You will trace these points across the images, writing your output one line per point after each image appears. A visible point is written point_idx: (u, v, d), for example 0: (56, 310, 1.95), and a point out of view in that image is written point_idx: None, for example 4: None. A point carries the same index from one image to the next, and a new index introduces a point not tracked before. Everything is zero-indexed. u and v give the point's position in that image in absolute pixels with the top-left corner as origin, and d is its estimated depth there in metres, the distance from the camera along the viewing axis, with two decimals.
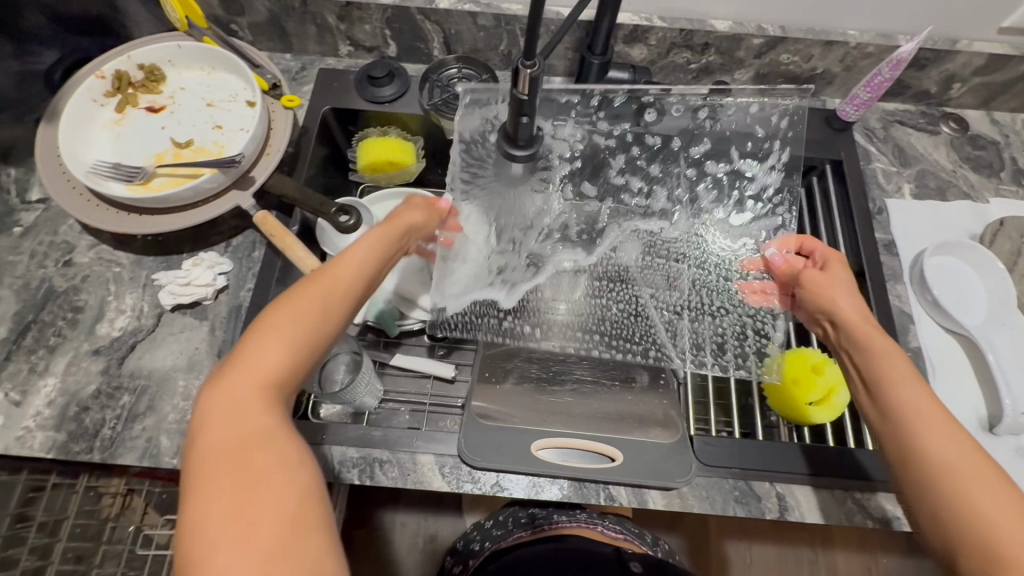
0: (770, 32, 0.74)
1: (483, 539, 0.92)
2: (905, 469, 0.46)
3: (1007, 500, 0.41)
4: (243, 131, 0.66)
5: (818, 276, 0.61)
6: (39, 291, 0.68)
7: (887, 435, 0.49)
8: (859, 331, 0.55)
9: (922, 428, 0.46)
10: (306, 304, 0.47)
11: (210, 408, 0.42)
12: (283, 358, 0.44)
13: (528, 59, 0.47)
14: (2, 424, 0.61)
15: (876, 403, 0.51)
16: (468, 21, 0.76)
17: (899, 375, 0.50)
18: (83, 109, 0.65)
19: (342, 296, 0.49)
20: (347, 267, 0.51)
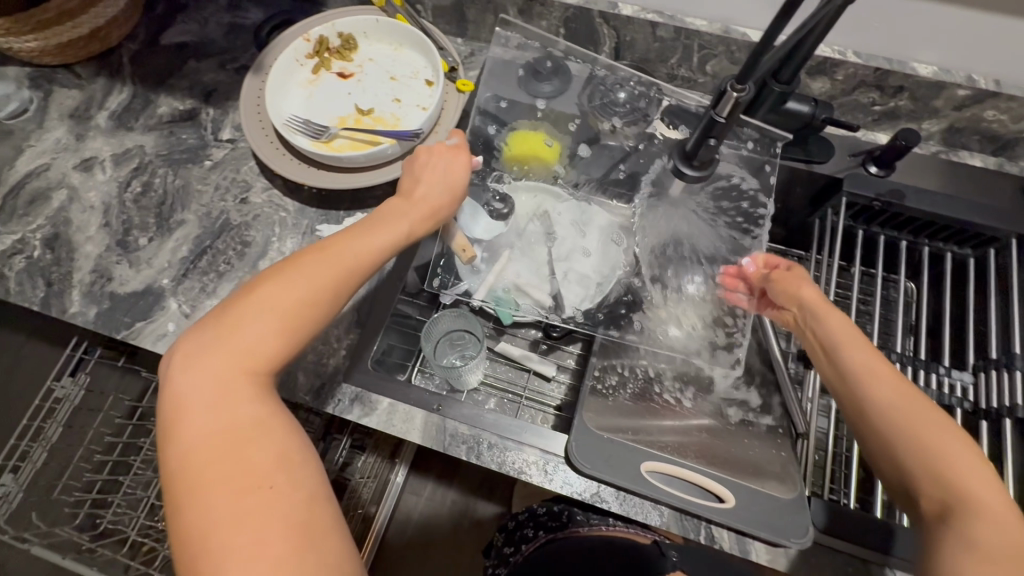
0: (981, 84, 0.67)
1: (536, 526, 0.80)
2: (865, 425, 0.53)
3: (951, 439, 0.49)
4: (419, 108, 0.71)
5: (785, 272, 0.64)
6: (217, 221, 0.76)
7: (845, 400, 0.55)
8: (823, 314, 0.59)
9: (875, 387, 0.53)
10: (303, 285, 0.50)
11: (194, 401, 0.46)
12: (272, 346, 0.48)
13: (740, 83, 0.47)
14: (173, 331, 0.70)
15: (835, 367, 0.56)
16: (647, 31, 0.75)
17: (849, 336, 0.56)
18: (287, 66, 0.71)
19: (341, 274, 0.52)
20: (363, 246, 0.54)
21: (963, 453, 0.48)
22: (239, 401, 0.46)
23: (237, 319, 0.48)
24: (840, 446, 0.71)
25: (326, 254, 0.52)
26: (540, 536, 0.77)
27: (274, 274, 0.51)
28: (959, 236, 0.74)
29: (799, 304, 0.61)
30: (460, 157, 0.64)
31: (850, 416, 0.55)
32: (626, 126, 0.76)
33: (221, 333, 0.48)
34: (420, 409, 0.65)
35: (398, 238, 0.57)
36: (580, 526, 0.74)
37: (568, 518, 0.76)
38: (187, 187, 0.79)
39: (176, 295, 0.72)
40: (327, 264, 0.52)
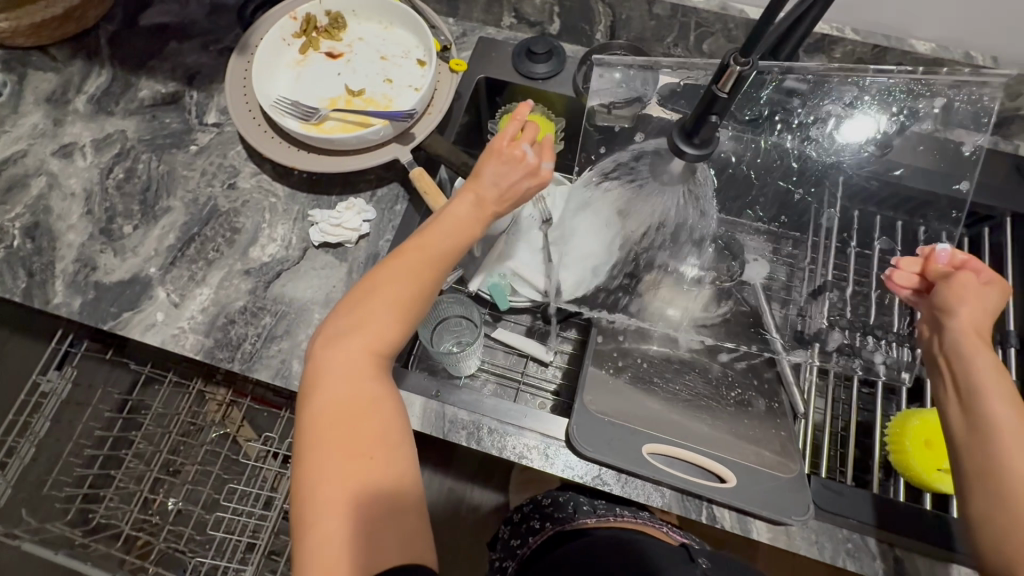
0: (978, 61, 0.67)
1: (542, 518, 0.76)
2: (978, 486, 0.50)
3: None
4: (412, 88, 0.69)
5: (973, 285, 0.55)
6: (205, 208, 0.74)
7: (973, 456, 0.51)
8: (971, 349, 0.54)
9: (1014, 453, 0.49)
10: (416, 280, 0.50)
11: (322, 370, 0.48)
12: (390, 334, 0.49)
13: (743, 56, 0.45)
14: (161, 320, 0.68)
15: (966, 413, 0.52)
16: (643, 8, 0.74)
17: (997, 386, 0.51)
18: (274, 45, 0.69)
19: (440, 268, 0.51)
20: (458, 235, 0.53)
21: None
22: (365, 377, 0.48)
23: (374, 298, 0.49)
24: (837, 426, 0.71)
25: (426, 245, 0.51)
26: (547, 529, 0.74)
27: (391, 262, 0.51)
28: None
29: (948, 326, 0.55)
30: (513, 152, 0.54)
31: (964, 467, 0.52)
32: (622, 107, 0.72)
33: (358, 309, 0.49)
34: (419, 395, 0.64)
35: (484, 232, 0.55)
36: (589, 518, 0.71)
37: (575, 509, 0.73)
38: (172, 173, 0.76)
39: (164, 285, 0.70)
40: (433, 255, 0.51)
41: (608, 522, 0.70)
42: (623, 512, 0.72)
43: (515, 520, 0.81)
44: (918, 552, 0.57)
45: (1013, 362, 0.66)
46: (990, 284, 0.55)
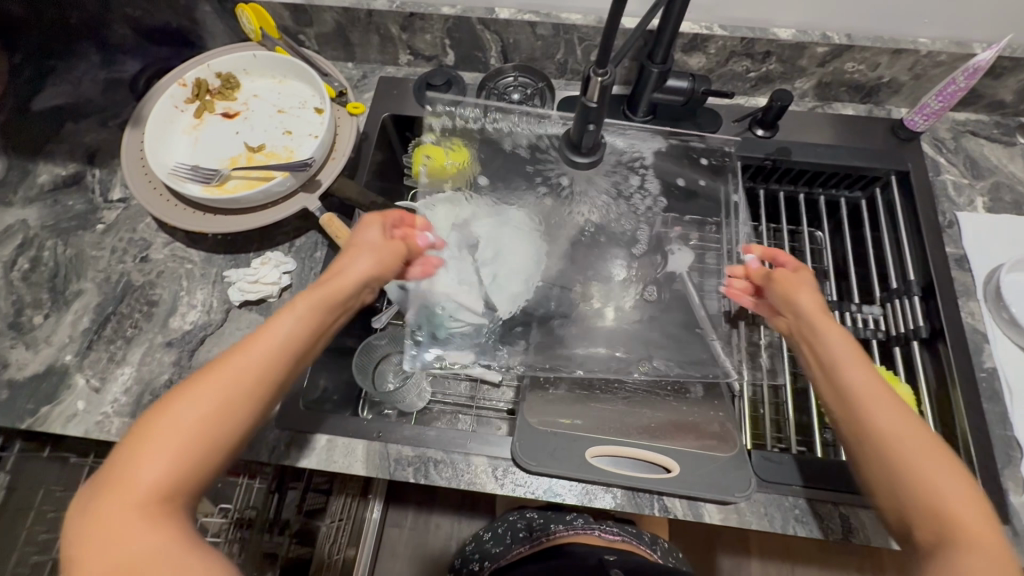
0: (835, 40, 0.72)
1: (481, 557, 0.89)
2: (867, 459, 0.48)
3: (954, 476, 0.43)
4: (311, 136, 0.70)
5: (788, 274, 0.61)
6: (119, 285, 0.72)
7: (850, 430, 0.50)
8: (820, 329, 0.55)
9: (872, 409, 0.48)
10: (211, 403, 0.42)
11: (85, 546, 0.37)
12: (159, 481, 0.39)
13: (600, 68, 0.48)
14: (83, 409, 0.65)
15: (833, 387, 0.52)
16: (528, 31, 0.77)
17: (851, 354, 0.52)
18: (166, 113, 0.69)
19: (257, 387, 0.44)
20: (265, 338, 0.47)
21: (949, 480, 0.43)
22: (140, 528, 0.37)
23: (149, 429, 0.40)
24: (779, 396, 0.74)
25: (217, 366, 0.44)
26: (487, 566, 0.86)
27: (172, 393, 0.42)
28: (847, 181, 0.79)
29: (795, 314, 0.58)
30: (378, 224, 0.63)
31: (850, 443, 0.50)
32: (525, 127, 0.79)
33: (119, 456, 0.40)
34: (360, 439, 0.63)
35: (309, 334, 0.50)
36: (521, 546, 0.84)
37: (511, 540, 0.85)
38: (81, 255, 0.74)
39: (82, 371, 0.67)
40: (233, 373, 0.44)
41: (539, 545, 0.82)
42: (560, 528, 0.83)
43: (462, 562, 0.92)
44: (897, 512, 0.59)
45: (921, 308, 0.70)
46: (799, 269, 0.62)
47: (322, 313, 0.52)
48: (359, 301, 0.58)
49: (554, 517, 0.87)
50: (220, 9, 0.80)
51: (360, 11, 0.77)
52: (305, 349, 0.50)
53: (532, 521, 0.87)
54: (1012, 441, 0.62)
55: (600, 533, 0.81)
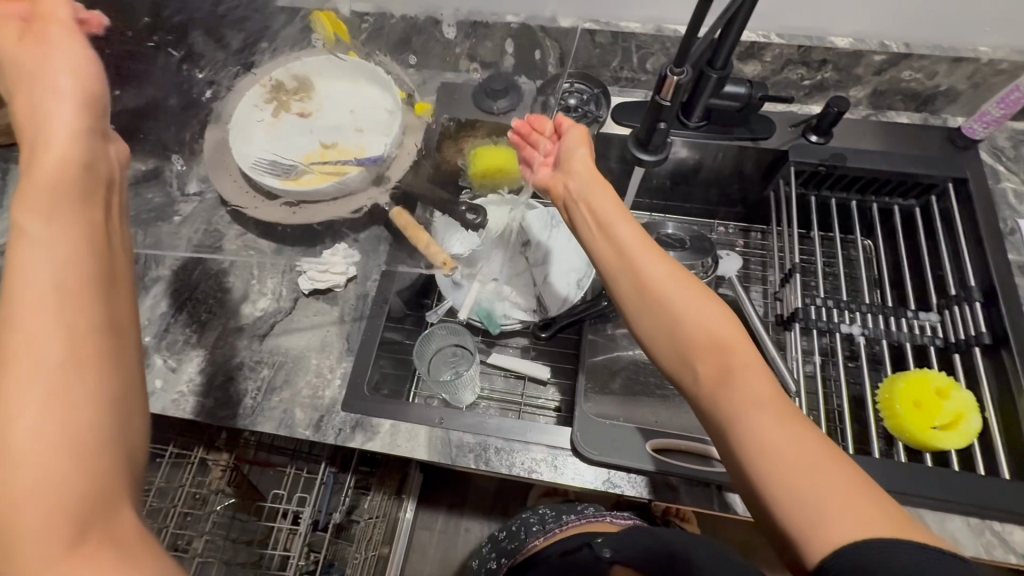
0: (893, 49, 0.74)
1: (498, 555, 0.88)
2: (652, 316, 0.50)
3: (716, 312, 0.48)
4: (381, 133, 0.72)
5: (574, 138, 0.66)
6: (194, 272, 0.76)
7: (634, 293, 0.51)
8: (600, 190, 0.59)
9: (646, 266, 0.52)
10: (41, 392, 0.35)
11: None
12: (52, 492, 0.33)
13: (678, 66, 0.51)
14: (160, 387, 0.68)
15: (613, 248, 0.55)
16: (587, 39, 0.80)
17: (619, 213, 0.56)
18: (248, 113, 0.73)
19: (73, 343, 0.37)
20: (20, 294, 0.38)
21: (711, 311, 0.48)
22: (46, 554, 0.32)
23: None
24: (832, 402, 0.73)
25: (2, 373, 0.35)
26: (504, 563, 0.85)
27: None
28: (901, 189, 0.79)
29: (574, 176, 0.62)
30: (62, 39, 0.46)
31: (634, 311, 0.51)
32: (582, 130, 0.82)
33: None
34: (423, 425, 0.65)
35: (79, 251, 0.41)
36: (535, 538, 0.84)
37: (525, 534, 0.85)
38: None
39: (160, 351, 0.71)
40: (28, 356, 0.36)
41: (553, 536, 0.83)
42: (572, 518, 0.84)
43: (481, 561, 0.91)
44: (958, 514, 0.59)
45: (983, 315, 0.69)
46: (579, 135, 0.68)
47: (84, 224, 0.42)
48: (105, 161, 0.46)
49: (565, 509, 0.88)
50: None
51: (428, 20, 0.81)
52: (96, 272, 0.41)
53: (544, 514, 0.87)
54: None
55: (614, 519, 0.82)
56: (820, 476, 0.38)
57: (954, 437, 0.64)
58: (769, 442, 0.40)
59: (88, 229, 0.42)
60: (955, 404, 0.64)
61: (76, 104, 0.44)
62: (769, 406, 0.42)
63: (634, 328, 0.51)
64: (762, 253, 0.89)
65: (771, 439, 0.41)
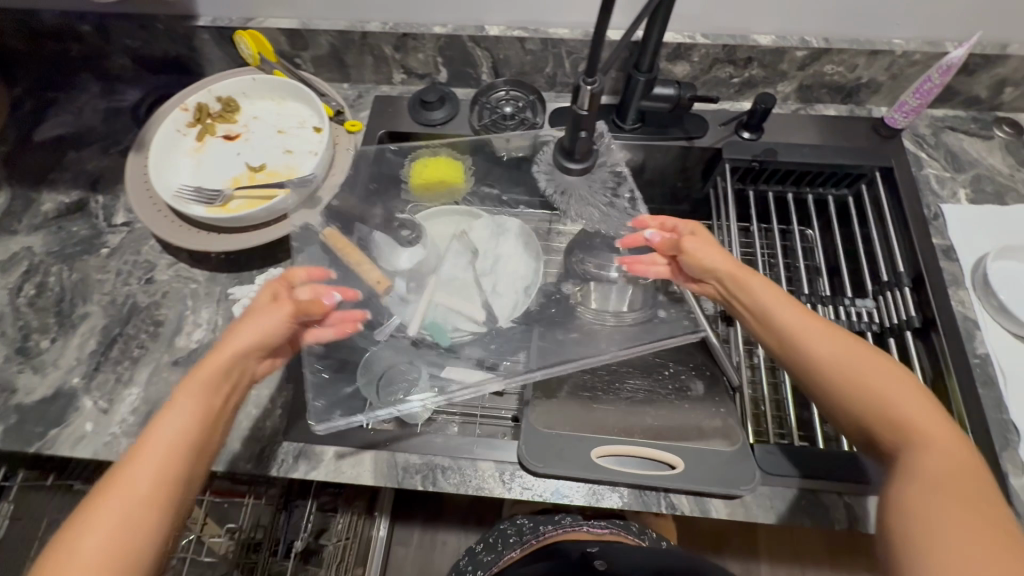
0: (814, 44, 0.75)
1: (475, 565, 0.86)
2: (820, 390, 0.51)
3: (906, 388, 0.47)
4: (312, 154, 0.72)
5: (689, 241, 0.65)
6: (124, 307, 0.73)
7: (795, 366, 0.53)
8: (738, 277, 0.59)
9: (813, 342, 0.51)
10: (114, 521, 0.41)
11: None
12: None
13: (590, 77, 0.50)
14: (91, 430, 0.65)
15: (770, 332, 0.56)
16: (517, 46, 0.80)
17: (775, 298, 0.56)
18: (169, 138, 0.71)
19: (151, 497, 0.42)
20: (149, 451, 0.44)
21: (901, 389, 0.47)
22: None
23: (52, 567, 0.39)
24: (778, 393, 0.74)
25: (105, 497, 0.41)
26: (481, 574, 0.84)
27: (80, 521, 0.41)
28: (834, 179, 0.81)
29: (710, 271, 0.62)
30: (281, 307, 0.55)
31: (807, 387, 0.53)
32: (518, 137, 0.80)
33: None
34: (368, 449, 0.63)
35: (202, 419, 0.47)
36: (512, 550, 0.85)
37: (502, 546, 0.85)
38: (86, 279, 0.75)
39: (89, 393, 0.68)
40: (121, 484, 0.42)
41: (530, 548, 0.83)
42: (549, 527, 0.84)
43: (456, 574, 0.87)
44: None
45: (912, 299, 0.72)
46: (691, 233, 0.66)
47: (214, 386, 0.49)
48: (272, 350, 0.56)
49: (544, 519, 0.88)
50: (218, 36, 0.82)
51: (355, 34, 0.80)
52: (207, 421, 0.48)
53: (521, 525, 0.87)
54: (1011, 426, 0.63)
55: (590, 527, 0.82)
56: (953, 542, 0.38)
57: None
58: (918, 511, 0.41)
59: (213, 375, 0.49)
60: None
61: (258, 350, 0.53)
62: (943, 488, 0.41)
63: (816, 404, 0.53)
64: None
65: (935, 514, 0.40)
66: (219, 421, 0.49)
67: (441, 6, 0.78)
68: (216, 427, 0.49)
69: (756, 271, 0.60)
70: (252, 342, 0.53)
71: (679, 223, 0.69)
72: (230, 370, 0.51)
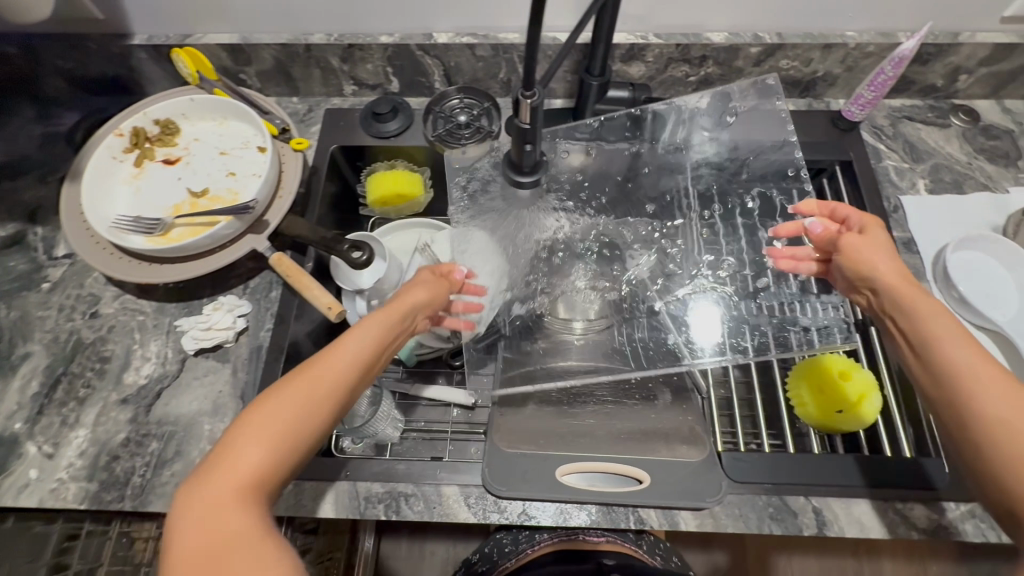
0: (767, 40, 0.74)
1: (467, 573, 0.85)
2: (959, 431, 0.47)
3: None
4: (255, 175, 0.69)
5: (856, 242, 0.59)
6: (68, 344, 0.70)
7: (939, 396, 0.49)
8: (903, 298, 0.54)
9: (975, 394, 0.46)
10: (302, 398, 0.46)
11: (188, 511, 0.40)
12: (259, 459, 0.43)
13: (528, 90, 0.48)
14: (36, 477, 0.62)
15: (921, 356, 0.51)
16: (467, 53, 0.77)
17: (941, 329, 0.50)
18: (103, 166, 0.67)
19: (333, 391, 0.47)
20: (342, 355, 0.49)
21: None
22: (226, 512, 0.40)
23: (251, 418, 0.44)
24: (749, 393, 0.73)
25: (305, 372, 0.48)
26: None
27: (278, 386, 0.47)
28: None
29: (870, 284, 0.57)
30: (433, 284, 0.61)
31: (942, 419, 0.49)
32: (475, 146, 0.77)
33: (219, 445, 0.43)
34: (329, 480, 0.61)
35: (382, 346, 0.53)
36: (507, 560, 0.82)
37: (497, 556, 0.83)
38: (26, 316, 0.71)
39: (33, 438, 0.65)
40: (315, 372, 0.48)
41: (526, 557, 0.82)
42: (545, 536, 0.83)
43: None
44: (877, 497, 0.59)
45: None
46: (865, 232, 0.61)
47: (393, 322, 0.54)
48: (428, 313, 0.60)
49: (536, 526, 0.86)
50: (155, 54, 0.80)
51: (299, 47, 0.77)
52: (384, 346, 0.53)
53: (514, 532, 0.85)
54: None
55: (593, 536, 0.83)
56: None
57: (860, 417, 0.65)
58: None
59: (389, 316, 0.54)
60: (857, 385, 0.66)
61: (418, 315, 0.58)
62: None
63: (947, 440, 0.49)
64: None
65: None
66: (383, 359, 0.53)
67: (386, 15, 0.75)
68: (379, 359, 0.53)
69: (939, 304, 0.53)
70: (409, 304, 0.57)
71: (851, 216, 0.65)
72: (405, 317, 0.56)
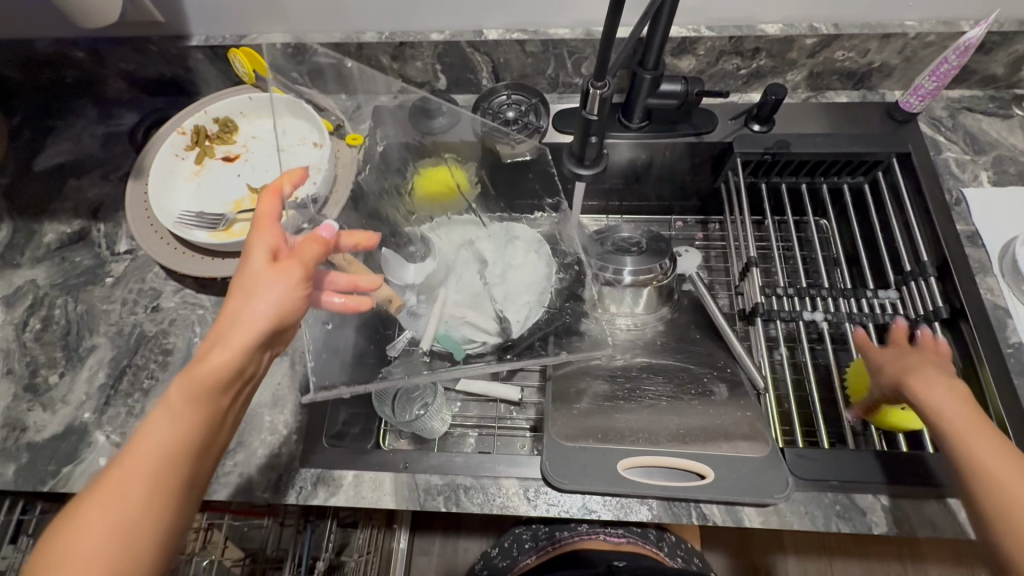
0: (823, 30, 0.73)
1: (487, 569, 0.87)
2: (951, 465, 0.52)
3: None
4: (313, 171, 0.71)
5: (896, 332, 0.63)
6: (132, 336, 0.72)
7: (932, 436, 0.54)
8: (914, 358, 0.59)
9: (955, 425, 0.52)
10: (108, 534, 0.37)
11: None
12: None
13: (598, 81, 0.51)
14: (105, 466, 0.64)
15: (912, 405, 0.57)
16: (517, 49, 0.78)
17: (930, 379, 0.57)
18: (167, 163, 0.69)
19: (157, 497, 0.39)
20: (149, 455, 0.39)
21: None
22: None
23: None
24: (802, 389, 0.72)
25: (98, 501, 0.38)
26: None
27: (65, 529, 0.37)
28: (849, 168, 0.79)
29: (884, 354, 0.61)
30: (289, 274, 0.46)
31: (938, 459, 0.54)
32: (525, 141, 0.77)
33: None
34: (388, 471, 0.62)
35: (202, 424, 0.42)
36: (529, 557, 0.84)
37: (517, 551, 0.85)
38: (92, 310, 0.74)
39: (101, 427, 0.66)
40: (114, 494, 0.38)
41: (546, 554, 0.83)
42: (566, 533, 0.83)
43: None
44: (946, 497, 0.57)
45: (938, 291, 0.69)
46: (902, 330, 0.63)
47: (220, 378, 0.43)
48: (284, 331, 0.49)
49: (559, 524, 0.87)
50: (212, 55, 0.80)
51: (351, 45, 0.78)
52: (207, 422, 0.42)
53: (538, 528, 0.86)
54: None
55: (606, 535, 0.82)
56: None
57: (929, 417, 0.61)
58: None
59: (207, 376, 0.42)
60: None
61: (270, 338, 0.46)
62: None
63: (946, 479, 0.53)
64: (722, 245, 0.88)
65: None
66: (219, 428, 0.44)
67: (437, 13, 0.76)
68: (214, 433, 0.43)
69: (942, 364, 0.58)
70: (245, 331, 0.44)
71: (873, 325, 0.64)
72: (244, 357, 0.44)
